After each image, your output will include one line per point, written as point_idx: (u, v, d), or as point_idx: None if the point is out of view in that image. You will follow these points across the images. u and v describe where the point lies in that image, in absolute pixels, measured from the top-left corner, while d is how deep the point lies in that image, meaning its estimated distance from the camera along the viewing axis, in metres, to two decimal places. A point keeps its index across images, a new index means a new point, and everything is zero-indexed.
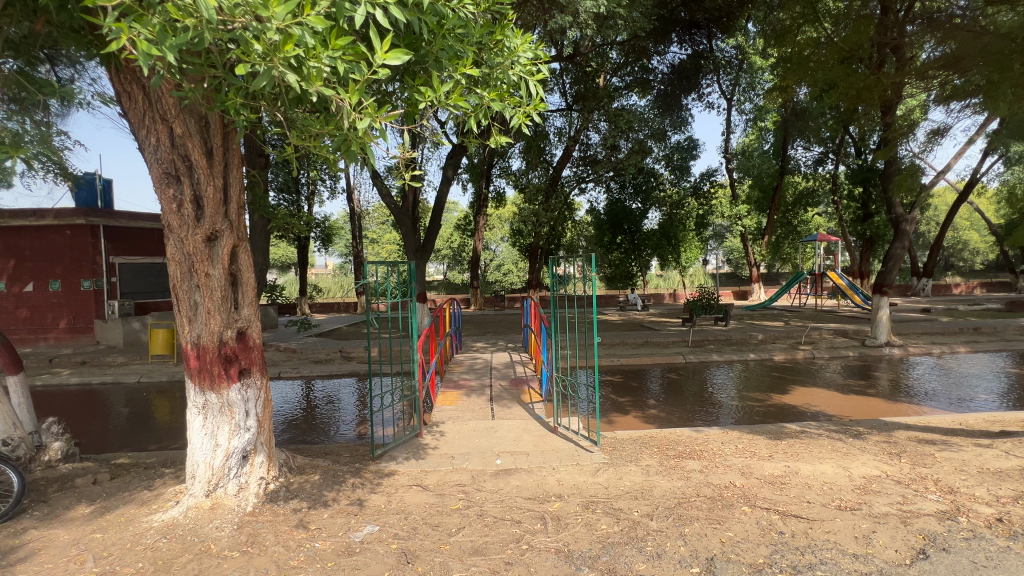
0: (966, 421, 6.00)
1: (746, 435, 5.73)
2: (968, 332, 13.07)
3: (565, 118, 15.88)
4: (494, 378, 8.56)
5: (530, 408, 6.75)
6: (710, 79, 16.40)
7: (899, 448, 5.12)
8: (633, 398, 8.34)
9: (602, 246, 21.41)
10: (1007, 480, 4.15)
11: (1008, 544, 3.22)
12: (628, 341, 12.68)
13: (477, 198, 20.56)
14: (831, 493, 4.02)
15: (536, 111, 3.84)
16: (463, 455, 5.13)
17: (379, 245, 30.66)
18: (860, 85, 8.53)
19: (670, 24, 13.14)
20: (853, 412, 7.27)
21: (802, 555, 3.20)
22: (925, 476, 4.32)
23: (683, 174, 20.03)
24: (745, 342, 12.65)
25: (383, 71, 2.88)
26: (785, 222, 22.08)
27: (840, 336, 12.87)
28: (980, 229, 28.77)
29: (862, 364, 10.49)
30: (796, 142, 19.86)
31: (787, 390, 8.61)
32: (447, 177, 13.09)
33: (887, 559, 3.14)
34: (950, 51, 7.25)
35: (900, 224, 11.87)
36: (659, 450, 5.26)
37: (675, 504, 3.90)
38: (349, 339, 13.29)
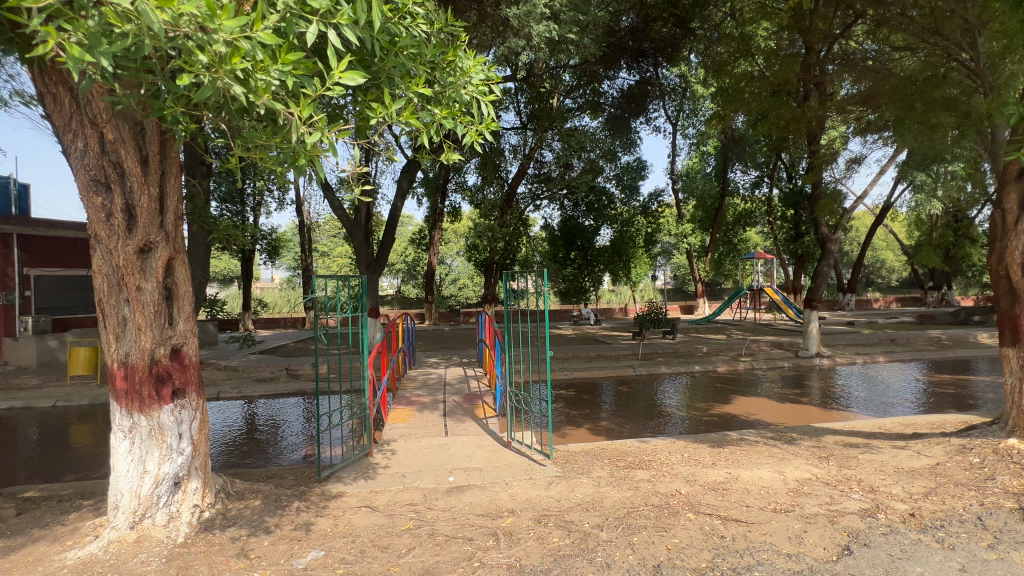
0: (884, 424, 6.56)
1: (691, 444, 5.99)
2: (886, 343, 14.29)
3: (520, 136, 16.22)
4: (447, 393, 8.47)
5: (484, 424, 6.73)
6: (656, 104, 17.33)
7: (827, 451, 5.51)
8: (584, 411, 8.47)
9: (556, 262, 21.93)
10: (918, 477, 4.56)
11: (920, 537, 3.50)
12: (580, 355, 12.95)
13: (432, 212, 20.55)
14: (768, 497, 4.26)
15: (488, 130, 3.89)
16: (415, 473, 5.03)
17: (331, 259, 30.09)
18: (789, 117, 9.38)
19: (619, 52, 13.66)
20: (789, 420, 7.72)
21: (741, 557, 3.35)
22: (850, 477, 4.67)
23: (633, 194, 21.18)
24: (691, 355, 13.24)
25: (336, 89, 2.83)
26: (726, 240, 23.33)
27: (775, 348, 13.72)
28: (894, 249, 31.86)
29: (796, 374, 11.24)
30: (735, 166, 21.19)
31: (729, 400, 9.07)
32: (402, 190, 12.98)
33: (817, 557, 3.33)
34: (863, 90, 8.11)
35: (826, 244, 12.87)
36: (610, 462, 5.38)
37: (624, 514, 3.99)
38: (296, 356, 12.75)
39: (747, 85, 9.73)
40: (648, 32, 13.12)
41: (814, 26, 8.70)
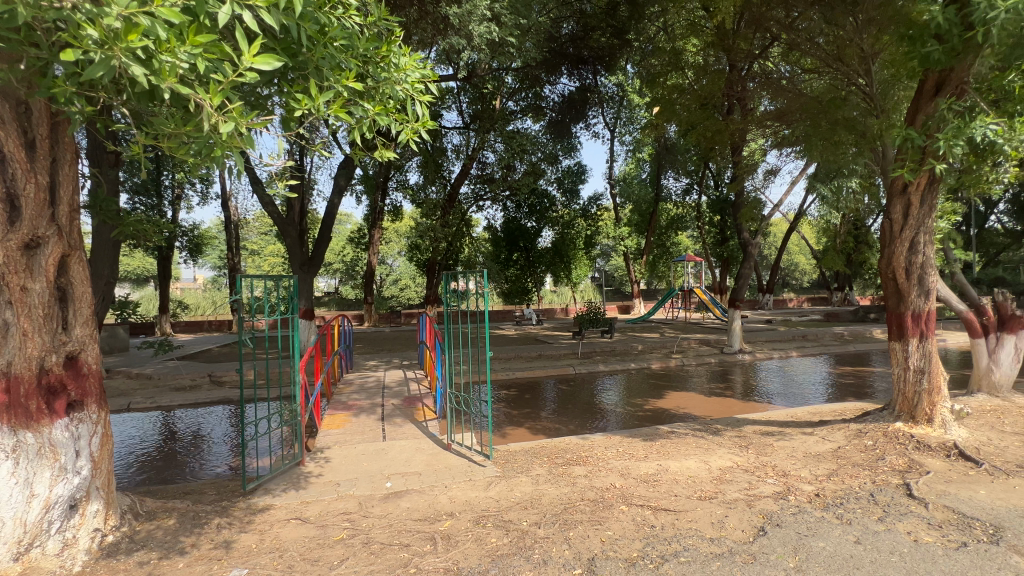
0: (796, 414, 7.18)
1: (625, 439, 6.24)
2: (799, 339, 15.66)
3: (463, 136, 16.17)
4: (386, 396, 8.25)
5: (423, 427, 6.61)
6: (596, 110, 17.64)
7: (747, 440, 5.94)
8: (525, 411, 8.56)
9: (499, 263, 22.10)
10: (823, 460, 5.03)
11: (823, 514, 3.86)
12: (522, 355, 13.08)
13: (372, 211, 19.96)
14: (694, 486, 4.53)
15: (424, 129, 3.83)
16: (350, 481, 4.84)
17: (260, 257, 28.34)
18: (715, 129, 10.31)
19: (560, 59, 13.51)
20: (715, 412, 8.25)
21: (669, 544, 3.51)
22: (766, 463, 5.06)
23: (574, 198, 21.74)
24: (627, 353, 13.77)
25: (251, 76, 2.66)
26: (660, 243, 24.52)
27: (703, 345, 14.60)
28: (806, 254, 35.10)
29: (721, 369, 12.04)
30: (668, 173, 22.10)
31: (662, 395, 9.55)
32: (340, 187, 12.48)
33: (736, 539, 3.57)
34: (779, 106, 8.86)
35: (747, 247, 13.90)
36: (549, 459, 5.48)
37: (561, 510, 4.08)
38: (221, 361, 11.90)
39: (678, 97, 10.27)
40: (587, 40, 13.21)
41: (736, 45, 9.32)
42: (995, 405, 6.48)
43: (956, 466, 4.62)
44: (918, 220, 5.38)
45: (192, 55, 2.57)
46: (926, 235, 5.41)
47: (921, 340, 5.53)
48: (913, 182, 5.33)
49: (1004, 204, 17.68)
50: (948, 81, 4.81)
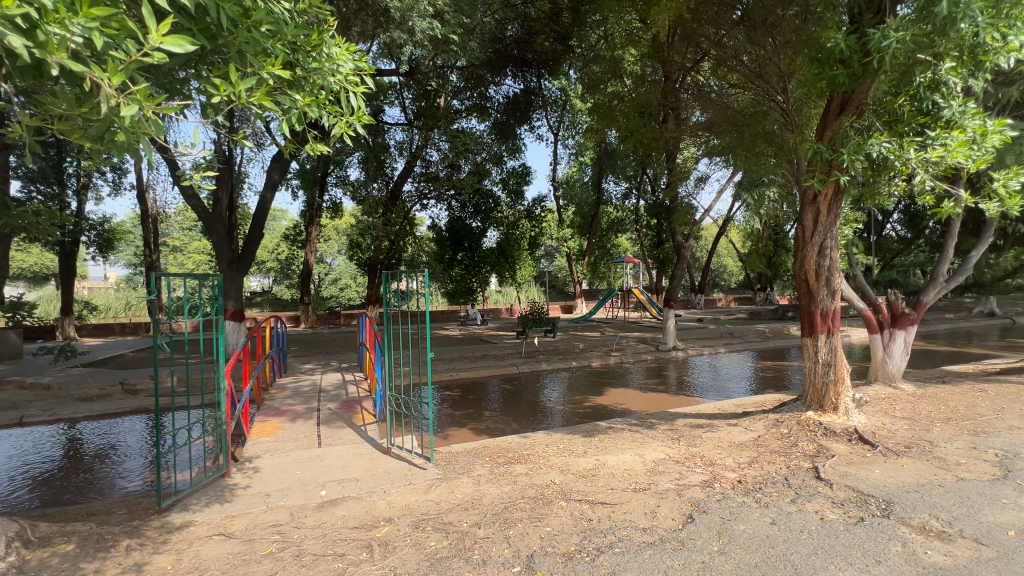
0: (723, 406, 7.66)
1: (566, 435, 6.37)
2: (726, 336, 16.75)
3: (406, 133, 15.86)
4: (323, 401, 7.90)
5: (362, 431, 6.40)
6: (540, 113, 17.90)
7: (679, 432, 6.26)
8: (469, 411, 8.52)
9: (443, 262, 21.92)
10: (745, 449, 5.40)
11: (745, 499, 4.15)
12: (466, 355, 13.02)
13: (309, 207, 19.09)
14: (629, 478, 4.70)
15: (359, 123, 3.69)
16: (281, 491, 4.59)
17: (184, 255, 26.24)
18: (650, 137, 10.66)
19: (504, 60, 13.45)
20: (652, 407, 8.63)
21: (605, 536, 3.62)
22: (695, 454, 5.35)
23: (519, 199, 21.76)
24: (569, 352, 14.11)
25: (158, 56, 2.43)
26: (601, 245, 25.23)
27: (640, 343, 15.26)
28: (732, 256, 37.59)
29: (657, 365, 12.62)
30: (608, 177, 22.98)
31: (602, 392, 9.84)
32: (273, 181, 11.82)
33: (667, 527, 3.74)
34: (709, 118, 9.46)
35: (681, 250, 14.69)
36: (490, 459, 5.48)
37: (501, 509, 4.10)
38: (135, 368, 10.87)
39: (618, 104, 10.68)
40: (532, 44, 13.31)
41: (670, 57, 9.80)
42: (889, 394, 7.25)
43: (857, 449, 5.12)
44: (826, 228, 5.91)
45: (86, 28, 2.31)
46: (832, 241, 5.96)
47: (828, 336, 6.09)
48: (821, 193, 5.84)
49: (898, 213, 19.83)
50: (849, 102, 5.33)
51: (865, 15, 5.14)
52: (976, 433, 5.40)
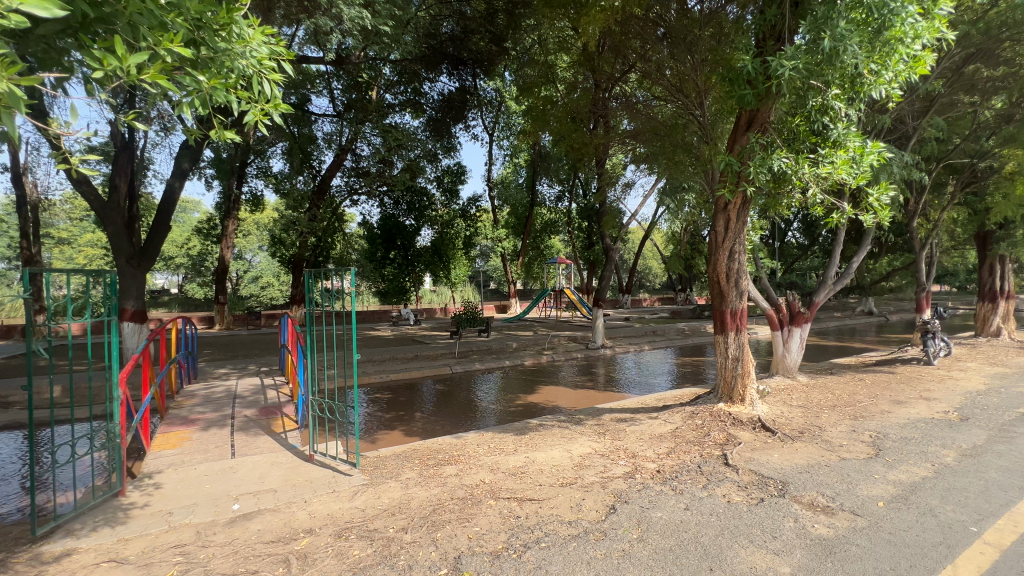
0: (646, 400, 8.08)
1: (497, 434, 6.41)
2: (650, 334, 17.70)
3: (335, 125, 15.14)
4: (238, 407, 7.33)
5: (281, 438, 6.03)
6: (475, 113, 17.78)
7: (604, 427, 6.52)
8: (399, 413, 8.31)
9: (374, 261, 21.23)
10: (664, 440, 5.74)
11: (662, 487, 4.41)
12: (397, 356, 12.68)
13: (225, 198, 17.65)
14: (556, 474, 4.83)
15: (275, 112, 3.47)
16: (186, 508, 4.20)
17: (73, 248, 23.24)
18: (581, 142, 11.19)
19: (438, 57, 12.97)
20: (581, 404, 8.91)
21: (532, 532, 3.69)
22: (619, 447, 5.59)
23: (454, 198, 21.70)
24: (502, 351, 14.19)
25: (17, 19, 2.09)
26: (535, 245, 25.63)
27: (571, 342, 15.71)
28: (657, 258, 39.81)
29: (586, 363, 13.07)
30: (542, 180, 23.49)
31: (534, 390, 10.02)
32: (182, 169, 10.80)
33: (590, 519, 3.88)
34: (637, 127, 9.93)
35: (610, 252, 15.28)
36: (420, 462, 5.39)
37: (429, 512, 4.04)
38: (9, 377, 9.47)
39: (551, 109, 11.05)
40: (467, 43, 12.88)
41: (601, 67, 10.03)
42: (788, 385, 8.04)
43: (760, 436, 5.62)
44: (734, 234, 6.43)
45: None
46: (741, 247, 6.49)
47: (737, 333, 6.62)
48: (731, 202, 6.33)
49: (797, 221, 22.08)
50: (755, 120, 5.82)
51: (768, 41, 5.66)
52: (856, 418, 6.13)
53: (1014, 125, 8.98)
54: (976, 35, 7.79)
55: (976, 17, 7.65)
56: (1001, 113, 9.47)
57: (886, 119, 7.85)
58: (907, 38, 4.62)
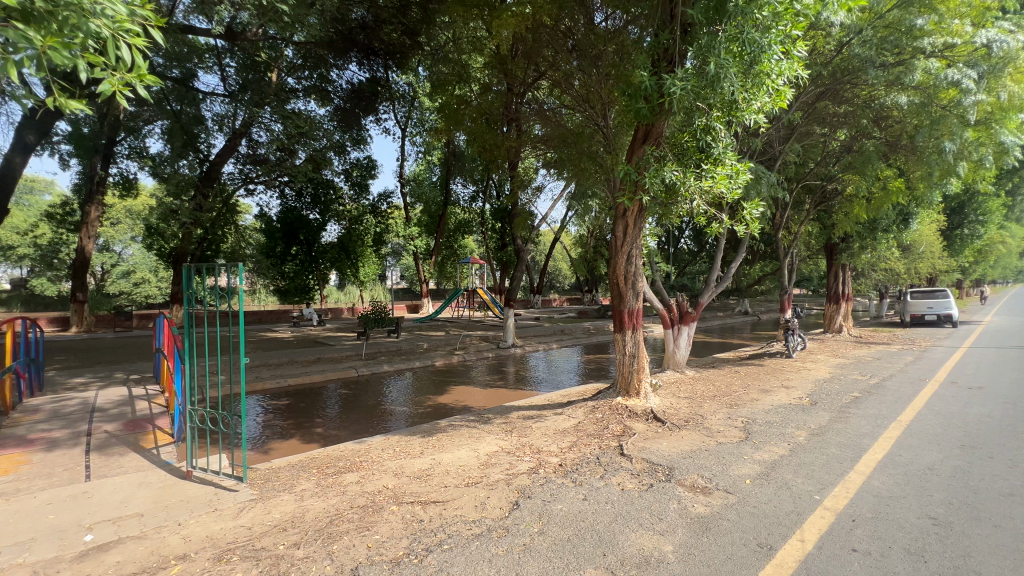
0: (551, 397, 8.38)
1: (404, 437, 6.24)
2: (558, 333, 18.39)
3: (227, 106, 13.67)
4: (96, 422, 6.33)
5: (153, 455, 5.32)
6: (387, 106, 17.15)
7: (511, 425, 6.64)
8: (297, 420, 7.76)
9: (273, 256, 19.85)
10: (567, 434, 5.99)
11: (563, 480, 4.60)
12: (296, 360, 11.80)
13: (85, 179, 15.25)
14: (462, 474, 4.82)
15: (139, 83, 3.07)
16: (20, 545, 3.53)
17: None
18: (493, 143, 11.51)
19: (347, 44, 12.46)
20: (490, 403, 9.00)
21: (435, 535, 3.63)
22: (525, 444, 5.73)
23: (363, 192, 20.75)
24: (412, 352, 13.87)
25: None
26: (448, 245, 25.54)
27: (482, 341, 15.81)
28: (565, 260, 41.54)
29: (497, 362, 13.23)
30: (456, 179, 23.23)
31: (445, 391, 9.91)
32: (25, 143, 9.10)
33: (494, 517, 3.92)
34: (548, 134, 10.21)
35: (521, 253, 15.57)
36: (317, 471, 5.06)
37: (325, 524, 3.81)
38: None
39: (464, 109, 11.15)
40: (378, 32, 12.40)
41: (513, 70, 10.27)
42: (676, 378, 8.82)
43: (652, 427, 6.09)
44: (632, 239, 6.90)
45: None
46: (637, 251, 7.00)
47: (633, 331, 7.11)
48: (628, 209, 6.78)
49: (687, 229, 24.34)
50: (650, 134, 6.29)
51: (662, 63, 6.14)
52: (732, 406, 6.89)
53: (853, 155, 10.69)
54: (825, 76, 9.16)
55: (824, 61, 8.97)
56: (844, 144, 11.17)
57: (756, 142, 8.93)
58: (771, 71, 5.36)
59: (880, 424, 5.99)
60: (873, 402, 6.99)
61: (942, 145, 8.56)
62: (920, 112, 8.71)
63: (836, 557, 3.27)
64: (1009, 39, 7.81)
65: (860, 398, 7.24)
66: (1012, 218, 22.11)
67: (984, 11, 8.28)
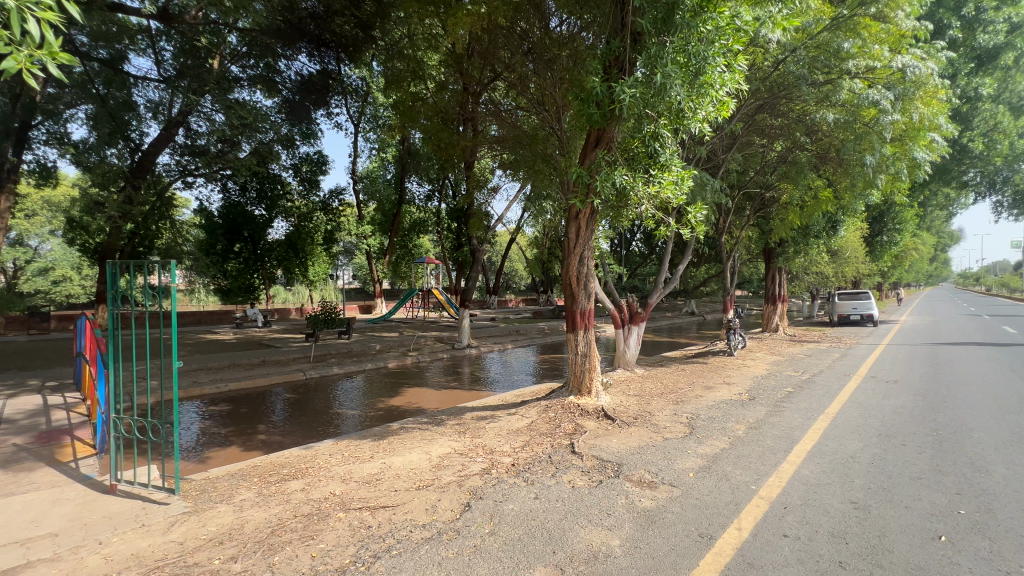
0: (505, 397, 8.40)
1: (353, 442, 6.05)
2: (514, 333, 18.49)
3: (163, 93, 12.78)
4: (3, 436, 5.72)
5: (71, 469, 4.87)
6: (339, 100, 16.59)
7: (465, 426, 6.60)
8: (239, 427, 7.35)
9: (214, 254, 18.79)
10: (520, 434, 6.03)
11: (515, 480, 4.62)
12: (238, 363, 11.18)
13: None
14: (413, 477, 4.73)
15: (53, 61, 2.81)
16: None
17: None
18: (448, 142, 11.06)
19: (297, 34, 12.08)
20: (444, 404, 8.90)
21: (383, 541, 3.55)
22: (478, 445, 5.71)
23: (313, 188, 19.46)
24: (364, 354, 13.48)
25: None
26: (403, 244, 25.27)
27: (437, 342, 15.64)
28: (522, 260, 41.86)
29: (452, 363, 13.13)
30: (412, 178, 22.80)
31: (398, 393, 9.71)
32: None
33: (444, 519, 3.88)
34: (504, 135, 10.30)
35: (477, 253, 15.48)
36: (259, 479, 4.82)
37: (266, 535, 3.63)
38: None
39: (418, 106, 10.80)
40: (330, 24, 12.01)
41: (469, 70, 10.28)
42: (627, 377, 9.08)
43: (602, 424, 6.23)
44: (584, 241, 7.04)
45: None
46: (589, 253, 7.15)
47: (585, 332, 7.25)
48: (581, 211, 6.92)
49: (638, 232, 25.13)
50: (602, 139, 6.45)
51: (612, 69, 6.31)
52: (678, 403, 7.17)
53: (788, 165, 11.39)
54: (763, 91, 9.74)
55: (763, 76, 9.53)
56: (780, 155, 11.65)
57: (702, 151, 9.36)
58: (714, 85, 5.60)
59: (810, 417, 6.44)
60: (804, 397, 7.49)
61: (864, 158, 9.35)
62: (846, 128, 9.44)
63: (769, 542, 3.47)
64: (920, 66, 8.63)
65: (793, 393, 7.75)
66: (923, 226, 24.40)
67: (901, 38, 9.09)
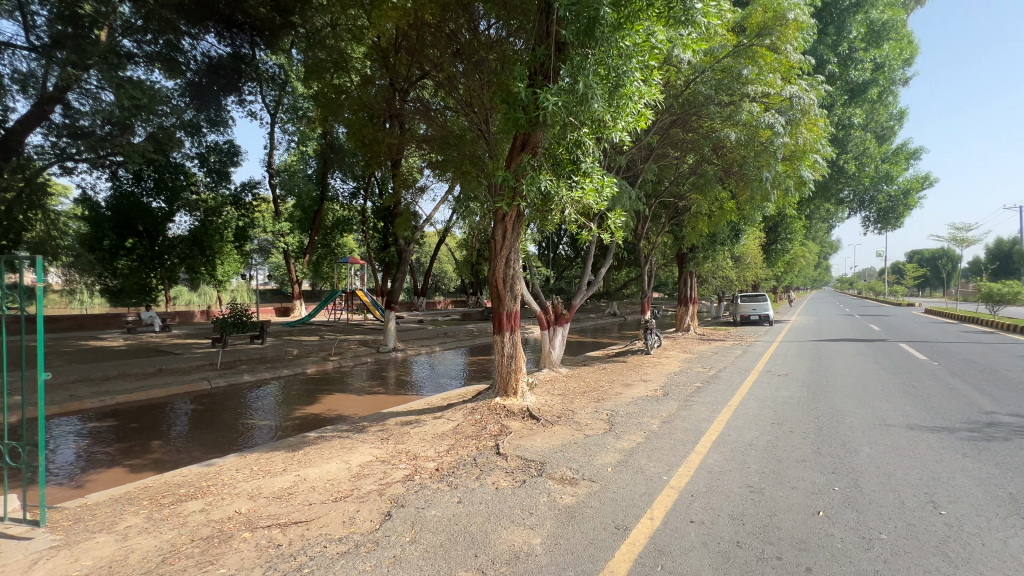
0: (432, 401, 8.23)
1: (264, 454, 5.62)
2: (442, 335, 18.24)
3: (34, 63, 11.04)
4: None
5: None
6: (252, 86, 15.34)
7: (388, 432, 6.38)
8: (127, 445, 6.53)
9: (100, 251, 16.17)
10: (445, 438, 5.94)
11: (438, 485, 4.54)
12: (129, 373, 9.95)
13: None
14: (330, 489, 4.49)
15: None
16: None
17: None
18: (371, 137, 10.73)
19: (202, 10, 11.08)
20: (367, 411, 8.55)
21: (294, 559, 3.32)
22: (401, 451, 5.54)
23: (222, 180, 18.23)
24: (280, 359, 12.59)
25: None
26: (325, 243, 24.35)
27: (361, 346, 15.00)
28: (451, 262, 41.52)
29: (376, 367, 12.66)
30: (335, 173, 21.37)
31: (316, 400, 9.17)
32: None
33: (363, 531, 3.72)
34: (431, 134, 10.18)
35: (403, 253, 15.05)
36: (150, 502, 4.31)
37: (155, 565, 3.25)
38: None
39: (339, 98, 10.30)
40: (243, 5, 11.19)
41: (396, 66, 10.02)
42: (552, 377, 9.29)
43: (527, 424, 6.32)
44: (511, 243, 7.11)
45: None
46: (515, 255, 7.24)
47: (511, 333, 7.30)
48: (508, 213, 6.96)
49: (565, 236, 25.90)
50: (528, 142, 6.53)
51: (537, 76, 6.45)
52: (598, 400, 7.45)
53: (698, 176, 12.27)
54: (676, 107, 10.45)
55: (676, 93, 10.21)
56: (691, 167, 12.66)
57: (621, 159, 9.86)
58: (632, 95, 5.89)
59: (716, 410, 6.97)
60: (711, 391, 8.11)
61: (763, 173, 10.34)
62: (746, 146, 10.38)
63: (677, 529, 3.70)
64: (804, 96, 9.74)
65: (701, 388, 8.36)
66: (809, 237, 27.55)
67: (790, 69, 10.20)
